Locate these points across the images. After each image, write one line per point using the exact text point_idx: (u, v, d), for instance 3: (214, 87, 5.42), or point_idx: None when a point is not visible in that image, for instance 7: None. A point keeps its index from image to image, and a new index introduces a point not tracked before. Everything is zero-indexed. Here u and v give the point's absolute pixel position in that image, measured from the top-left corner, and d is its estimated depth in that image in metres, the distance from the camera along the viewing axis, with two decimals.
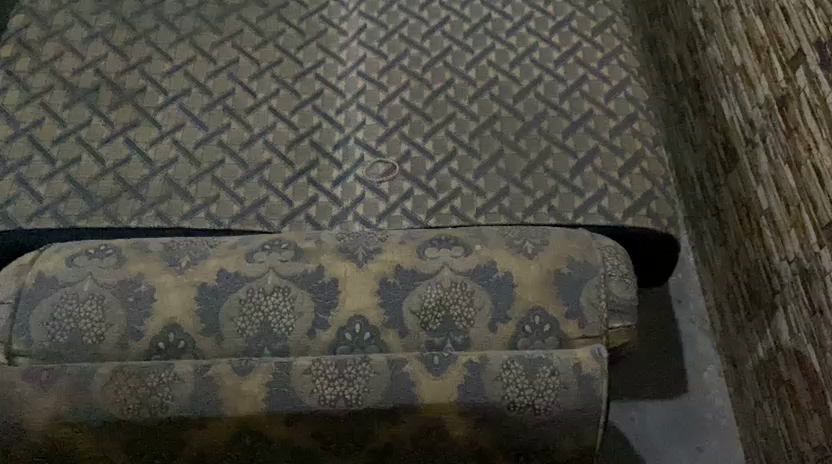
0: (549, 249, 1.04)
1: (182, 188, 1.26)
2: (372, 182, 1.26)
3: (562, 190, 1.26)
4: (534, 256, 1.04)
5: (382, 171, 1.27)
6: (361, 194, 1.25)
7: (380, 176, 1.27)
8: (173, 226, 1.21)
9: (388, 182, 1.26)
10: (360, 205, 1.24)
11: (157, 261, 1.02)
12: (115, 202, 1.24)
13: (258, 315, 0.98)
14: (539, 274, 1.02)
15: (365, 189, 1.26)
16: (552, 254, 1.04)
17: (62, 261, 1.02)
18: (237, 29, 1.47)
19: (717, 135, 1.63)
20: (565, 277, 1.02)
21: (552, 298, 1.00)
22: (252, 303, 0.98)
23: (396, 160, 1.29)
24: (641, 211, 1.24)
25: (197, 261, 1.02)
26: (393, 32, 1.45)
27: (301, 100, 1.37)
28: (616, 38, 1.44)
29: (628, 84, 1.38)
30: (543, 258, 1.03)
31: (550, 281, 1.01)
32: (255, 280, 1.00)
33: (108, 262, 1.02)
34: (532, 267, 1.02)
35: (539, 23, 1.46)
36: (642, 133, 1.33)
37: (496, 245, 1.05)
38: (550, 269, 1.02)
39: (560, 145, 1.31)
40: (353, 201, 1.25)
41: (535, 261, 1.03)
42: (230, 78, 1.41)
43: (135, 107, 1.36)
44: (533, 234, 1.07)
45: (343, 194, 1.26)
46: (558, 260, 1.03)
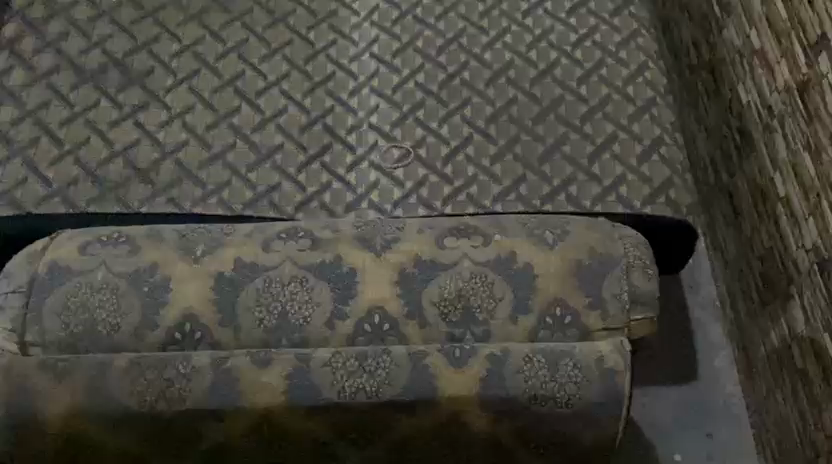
0: (569, 239, 1.03)
1: (193, 173, 1.24)
2: (386, 168, 1.24)
3: (580, 177, 1.24)
4: (554, 247, 1.02)
5: (396, 157, 1.25)
6: (375, 180, 1.23)
7: (395, 162, 1.25)
8: (185, 211, 1.19)
9: (403, 168, 1.24)
10: (375, 191, 1.22)
11: (173, 251, 1.00)
12: (125, 187, 1.22)
13: (276, 305, 0.96)
14: (559, 265, 1.00)
15: (380, 175, 1.24)
16: (573, 244, 1.02)
17: (75, 249, 1.00)
18: (247, 8, 1.44)
19: (731, 119, 1.61)
20: (586, 268, 1.00)
21: (573, 290, 0.99)
22: (269, 293, 0.97)
23: (411, 145, 1.27)
24: (660, 199, 1.23)
25: (213, 250, 1.00)
26: (406, 13, 1.42)
27: (313, 83, 1.35)
28: (634, 20, 1.41)
29: (647, 68, 1.36)
30: (563, 248, 1.02)
31: (571, 272, 1.00)
32: (272, 270, 0.98)
33: (122, 250, 1.00)
34: (552, 258, 1.01)
35: (556, 4, 1.43)
36: (661, 118, 1.31)
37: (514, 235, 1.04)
38: (570, 259, 1.01)
39: (577, 131, 1.28)
40: (368, 187, 1.23)
41: (556, 251, 1.01)
42: (240, 59, 1.38)
43: (144, 89, 1.33)
44: (551, 224, 1.06)
45: (357, 180, 1.23)
46: (579, 250, 1.01)
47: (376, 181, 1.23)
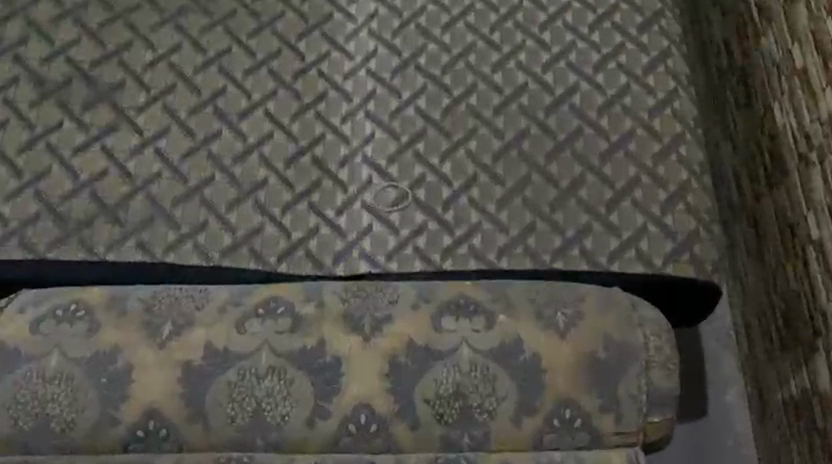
0: (583, 323, 0.92)
1: (165, 212, 1.11)
2: (380, 211, 1.12)
3: (596, 228, 1.11)
4: (565, 333, 0.91)
5: (392, 198, 1.12)
6: (368, 226, 1.11)
7: (390, 205, 1.12)
8: (155, 262, 1.07)
9: (400, 213, 1.11)
10: (366, 239, 1.10)
11: (136, 330, 0.89)
12: (90, 227, 1.10)
13: (250, 402, 0.86)
14: (571, 358, 0.90)
15: (373, 219, 1.11)
16: (586, 330, 0.91)
17: (27, 326, 0.89)
18: (230, 10, 1.28)
19: (764, 137, 1.45)
20: (601, 362, 0.89)
21: (586, 389, 0.89)
22: (242, 389, 0.87)
23: (410, 185, 1.13)
24: (684, 256, 1.10)
25: (181, 332, 0.89)
26: (409, 22, 1.26)
27: (302, 104, 1.20)
28: (665, 37, 1.25)
29: (676, 97, 1.21)
30: (576, 334, 0.91)
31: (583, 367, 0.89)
32: (248, 359, 0.88)
33: (79, 330, 0.89)
34: (563, 347, 0.90)
35: (577, 16, 1.27)
36: (689, 158, 1.17)
37: (522, 315, 0.93)
38: (584, 350, 0.90)
39: (596, 171, 1.15)
40: (359, 234, 1.10)
41: (567, 339, 0.91)
42: (221, 72, 1.23)
43: (113, 107, 1.19)
44: (563, 298, 0.94)
45: (348, 225, 1.11)
46: (594, 339, 0.91)
47: (368, 227, 1.11)
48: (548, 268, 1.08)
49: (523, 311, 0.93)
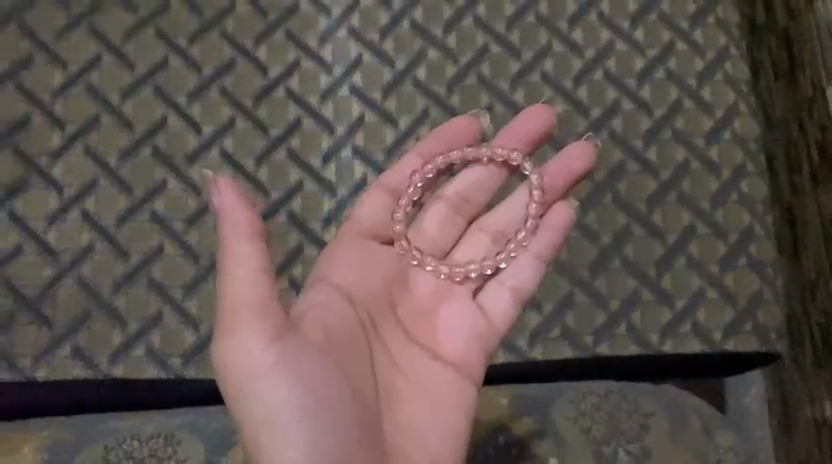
0: (370, 246, 0.79)
1: (105, 302, 0.87)
2: (479, 226, 0.86)
3: (646, 297, 0.92)
4: (367, 322, 0.74)
5: (502, 227, 0.85)
6: (447, 205, 0.85)
7: (497, 223, 0.85)
8: (100, 376, 0.84)
9: (493, 295, 0.80)
10: (422, 233, 0.84)
11: None
12: (8, 331, 0.85)
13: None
14: (385, 373, 0.73)
15: (454, 206, 0.85)
16: (375, 223, 0.81)
17: None
18: (162, 2, 0.96)
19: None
20: (450, 320, 0.78)
21: (432, 423, 0.74)
22: None
23: (559, 235, 0.82)
24: (747, 326, 0.93)
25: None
26: (401, 17, 0.98)
27: (269, 140, 0.93)
28: (722, 32, 1.00)
29: (736, 113, 0.98)
30: (426, 276, 0.80)
31: (444, 327, 0.78)
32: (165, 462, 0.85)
33: None
34: (381, 317, 0.75)
35: (615, 5, 1.00)
36: (752, 197, 0.96)
37: (283, 336, 0.64)
38: (488, 322, 0.79)
39: (643, 221, 0.94)
40: (419, 239, 0.83)
41: (379, 250, 0.79)
42: (158, 96, 0.93)
43: (19, 155, 0.90)
44: (541, 195, 0.83)
45: (404, 214, 0.83)
46: (443, 306, 0.79)
47: (442, 213, 0.85)
48: (589, 354, 0.89)
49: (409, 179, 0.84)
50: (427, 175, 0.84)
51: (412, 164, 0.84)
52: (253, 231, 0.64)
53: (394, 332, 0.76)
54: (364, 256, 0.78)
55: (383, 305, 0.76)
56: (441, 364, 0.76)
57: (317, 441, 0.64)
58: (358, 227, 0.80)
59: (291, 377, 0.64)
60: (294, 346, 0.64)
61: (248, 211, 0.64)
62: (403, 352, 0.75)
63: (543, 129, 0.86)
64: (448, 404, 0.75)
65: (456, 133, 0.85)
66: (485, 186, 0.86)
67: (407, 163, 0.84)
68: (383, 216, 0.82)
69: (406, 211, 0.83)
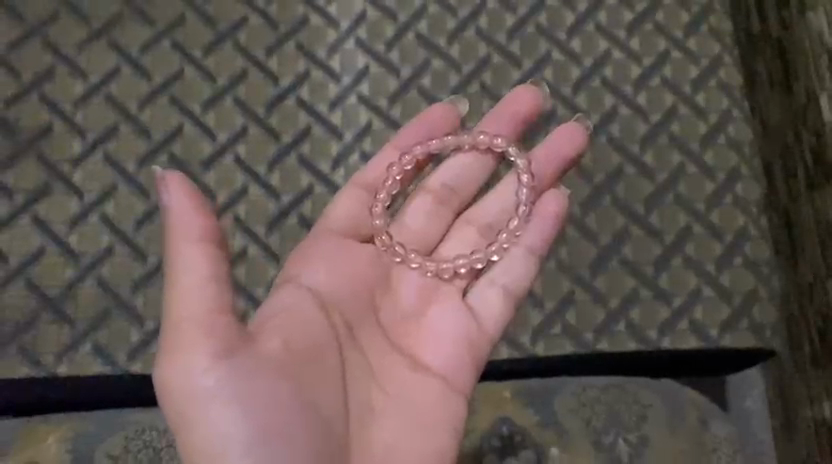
0: (348, 246, 0.79)
1: (124, 301, 0.91)
2: (467, 219, 0.88)
3: (645, 296, 0.95)
4: (343, 327, 0.72)
5: (490, 220, 0.87)
6: (432, 198, 0.87)
7: (485, 216, 0.87)
8: (119, 372, 0.88)
9: (484, 295, 0.81)
10: (405, 228, 0.85)
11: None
12: (32, 329, 0.89)
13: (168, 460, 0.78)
14: (360, 382, 0.72)
15: (438, 199, 0.87)
16: (353, 220, 0.82)
17: None
18: (177, 16, 1.00)
19: (811, 138, 0.93)
20: (433, 327, 0.78)
21: (405, 439, 0.72)
22: None
23: (554, 221, 0.83)
24: (742, 323, 0.96)
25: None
26: (406, 29, 1.02)
27: (280, 146, 0.97)
28: (715, 41, 1.04)
29: (729, 118, 1.02)
30: (411, 275, 0.81)
31: (427, 334, 0.78)
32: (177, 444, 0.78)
33: None
34: (359, 321, 0.74)
35: (612, 16, 1.04)
36: (746, 199, 0.99)
37: (233, 352, 0.63)
38: (474, 325, 0.79)
39: (641, 222, 0.97)
40: (403, 234, 0.85)
41: (359, 248, 0.79)
42: (175, 105, 0.98)
43: (41, 162, 0.94)
44: (531, 180, 0.87)
45: (382, 211, 0.84)
46: (431, 308, 0.80)
47: (426, 206, 0.87)
48: (590, 350, 0.92)
49: (386, 172, 0.86)
50: (405, 167, 0.86)
51: (390, 157, 0.86)
52: (204, 235, 0.64)
53: (372, 336, 0.75)
54: (343, 256, 0.77)
55: (360, 308, 0.75)
56: (422, 373, 0.75)
57: (265, 448, 0.63)
58: (337, 226, 0.80)
59: (241, 383, 0.63)
60: (247, 363, 0.64)
61: (199, 214, 0.64)
62: (384, 358, 0.75)
63: (527, 111, 0.90)
64: (422, 412, 0.74)
65: (438, 120, 0.87)
66: (469, 176, 0.89)
67: (386, 156, 0.86)
68: (363, 213, 0.83)
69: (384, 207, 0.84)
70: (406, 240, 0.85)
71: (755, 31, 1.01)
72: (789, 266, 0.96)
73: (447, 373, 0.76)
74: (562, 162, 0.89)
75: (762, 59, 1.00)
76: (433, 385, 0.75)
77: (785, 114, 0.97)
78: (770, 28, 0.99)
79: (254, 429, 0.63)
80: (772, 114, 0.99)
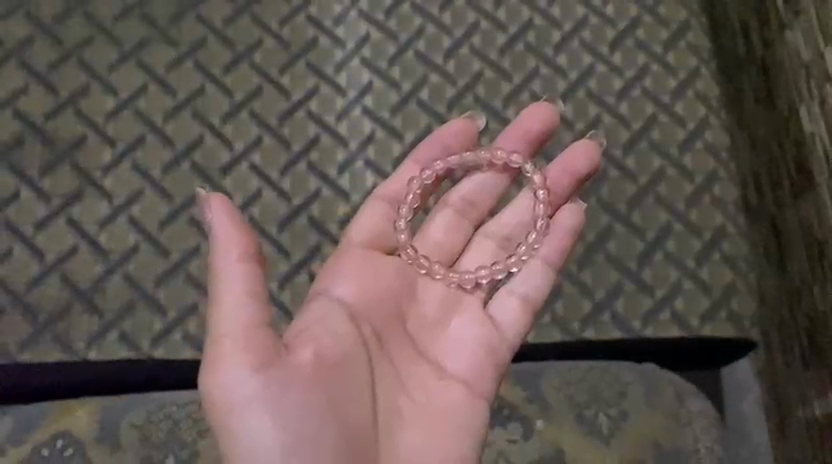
0: (379, 256, 0.80)
1: (148, 295, 0.99)
2: (487, 231, 0.88)
3: (629, 288, 1.02)
4: (371, 336, 0.74)
5: (508, 233, 0.88)
6: (453, 211, 0.88)
7: (504, 229, 0.88)
8: (143, 356, 0.96)
9: (503, 306, 0.81)
10: (427, 241, 0.86)
11: (100, 442, 0.83)
12: (65, 318, 0.98)
13: (187, 432, 0.84)
14: (388, 393, 0.73)
15: (459, 211, 0.88)
16: (380, 232, 0.83)
17: None
18: (198, 38, 1.11)
19: (791, 148, 0.94)
20: (457, 337, 0.78)
21: (433, 451, 0.73)
22: (185, 452, 0.83)
23: (571, 237, 0.84)
24: (722, 314, 1.02)
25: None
26: (406, 48, 1.11)
27: (291, 154, 1.07)
28: (692, 55, 1.12)
29: (707, 126, 1.09)
30: (435, 287, 0.81)
31: (452, 343, 0.78)
32: (194, 419, 0.85)
33: None
34: (388, 332, 0.75)
35: (596, 33, 1.13)
36: (723, 199, 1.06)
37: (264, 365, 0.67)
38: (497, 335, 0.79)
39: (624, 221, 1.05)
40: (425, 247, 0.85)
41: (385, 259, 0.80)
42: (196, 118, 1.07)
43: (75, 169, 1.04)
44: (547, 196, 0.87)
45: (406, 224, 0.84)
46: (455, 318, 0.80)
47: (447, 220, 0.87)
48: (577, 338, 1.00)
49: (407, 187, 0.87)
50: (426, 181, 0.87)
51: (410, 171, 0.87)
52: (241, 252, 0.68)
53: (402, 345, 0.76)
54: (372, 266, 0.78)
55: (390, 318, 0.76)
56: (449, 383, 0.76)
57: (290, 451, 0.66)
58: (361, 237, 0.81)
59: (269, 389, 0.66)
60: (278, 375, 0.67)
61: (237, 231, 0.69)
62: (410, 368, 0.76)
63: (541, 126, 0.90)
64: (449, 421, 0.74)
65: (456, 135, 0.88)
66: (488, 189, 0.89)
67: (407, 171, 0.87)
68: (386, 226, 0.83)
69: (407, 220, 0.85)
70: (428, 251, 0.85)
71: (727, 46, 1.09)
72: (778, 269, 0.98)
73: (473, 384, 0.76)
74: (576, 177, 0.89)
75: (747, 77, 1.04)
76: (459, 394, 0.75)
77: (769, 126, 0.99)
78: (755, 52, 1.02)
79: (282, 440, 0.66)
80: (758, 127, 1.02)
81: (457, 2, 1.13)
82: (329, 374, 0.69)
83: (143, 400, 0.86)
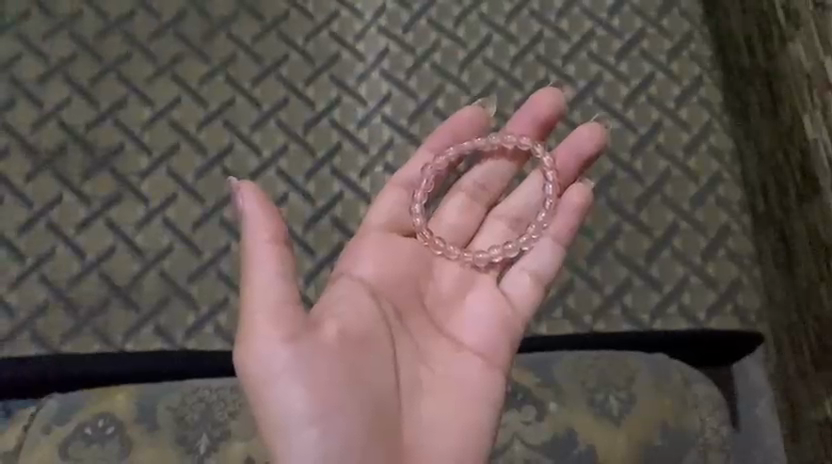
0: (395, 240, 0.87)
1: (182, 290, 1.06)
2: (498, 213, 0.96)
3: (637, 283, 1.07)
4: (391, 313, 0.80)
5: (518, 214, 0.95)
6: (465, 195, 0.95)
7: (514, 210, 0.96)
8: (177, 348, 1.03)
9: (516, 281, 0.88)
10: (442, 223, 0.93)
11: (138, 424, 0.89)
12: (104, 313, 1.04)
13: (218, 413, 0.90)
14: (408, 365, 0.80)
15: (471, 195, 0.95)
16: (395, 218, 0.89)
17: (55, 451, 0.88)
18: (229, 54, 1.18)
19: (796, 156, 1.00)
20: (471, 312, 0.85)
21: (452, 416, 0.80)
22: (219, 431, 0.89)
23: (578, 214, 0.91)
24: (728, 307, 1.07)
25: (217, 447, 0.88)
26: (423, 60, 1.18)
27: (316, 160, 1.13)
28: (695, 63, 1.18)
29: (711, 130, 1.15)
30: (450, 266, 0.88)
31: (467, 319, 0.85)
32: (226, 401, 0.90)
33: (111, 450, 0.87)
34: (406, 308, 0.82)
35: (602, 44, 1.19)
36: (728, 199, 1.11)
37: (298, 337, 0.72)
38: (511, 308, 0.86)
39: (632, 220, 1.10)
40: (440, 229, 0.93)
41: (402, 242, 0.87)
42: (226, 127, 1.14)
43: (114, 175, 1.11)
44: (555, 177, 0.94)
45: (421, 208, 0.91)
46: (468, 296, 0.87)
47: (460, 203, 0.95)
48: (588, 330, 1.04)
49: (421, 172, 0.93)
50: (439, 166, 0.93)
51: (424, 158, 0.93)
52: (273, 233, 0.73)
53: (419, 321, 0.83)
54: (389, 250, 0.85)
55: (407, 296, 0.83)
56: (465, 355, 0.82)
57: (323, 415, 0.71)
58: (379, 223, 0.88)
59: (302, 358, 0.71)
60: (309, 345, 0.72)
61: (267, 214, 0.73)
62: (428, 341, 0.82)
63: (549, 111, 0.96)
64: (465, 389, 0.81)
65: (469, 122, 0.94)
66: (498, 174, 0.97)
67: (421, 157, 0.94)
68: (403, 211, 0.90)
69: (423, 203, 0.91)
70: (442, 233, 0.93)
71: (731, 59, 1.15)
72: (786, 274, 1.02)
73: (488, 355, 0.83)
74: (584, 159, 0.96)
75: (753, 90, 1.09)
76: (475, 365, 0.82)
77: (774, 138, 1.05)
78: (758, 64, 1.08)
79: (315, 404, 0.71)
80: (764, 138, 1.07)
81: (471, 18, 1.20)
82: (356, 344, 0.75)
83: (179, 386, 0.92)
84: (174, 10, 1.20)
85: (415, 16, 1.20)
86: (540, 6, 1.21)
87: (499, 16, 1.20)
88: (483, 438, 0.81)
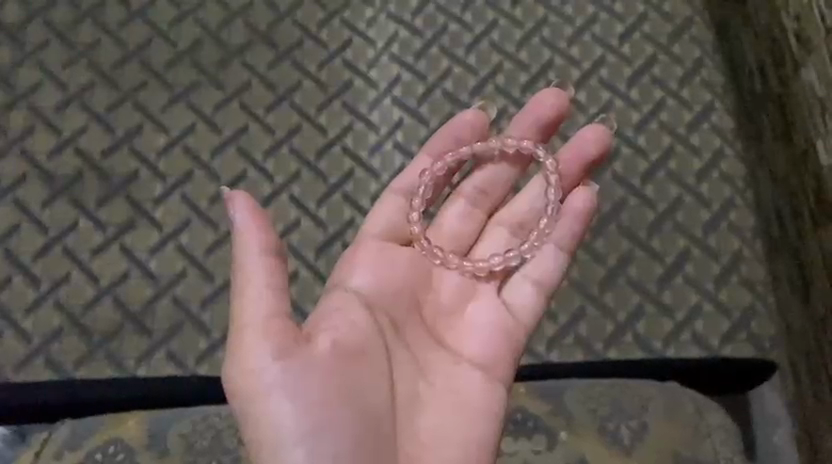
0: (395, 250, 0.87)
1: (194, 317, 1.06)
2: (499, 220, 0.97)
3: (649, 311, 1.06)
4: (388, 325, 0.81)
5: (521, 221, 0.96)
6: (466, 201, 0.96)
7: (516, 216, 0.97)
8: (188, 374, 1.03)
9: (516, 290, 0.89)
10: (442, 230, 0.95)
11: (148, 449, 0.89)
12: (117, 338, 1.05)
13: (229, 440, 0.90)
14: (406, 374, 0.80)
15: (471, 202, 0.96)
16: (393, 227, 0.90)
17: None
18: (243, 81, 1.20)
19: (811, 182, 0.99)
20: (472, 323, 0.86)
21: (448, 429, 0.80)
22: (230, 457, 0.89)
23: (582, 217, 0.92)
24: (741, 335, 1.05)
25: None
26: (434, 88, 1.19)
27: (328, 186, 1.14)
28: (706, 90, 1.18)
29: (722, 156, 1.14)
30: (451, 275, 0.89)
31: (466, 328, 0.86)
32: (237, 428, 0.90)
33: None
34: (404, 320, 0.83)
35: (613, 71, 1.19)
36: (740, 225, 1.11)
37: (293, 350, 0.73)
38: (511, 316, 0.87)
39: (644, 246, 1.09)
40: (440, 236, 0.94)
41: (400, 252, 0.87)
42: (240, 154, 1.16)
43: (129, 201, 1.12)
44: (559, 180, 0.96)
45: (418, 215, 0.92)
46: (469, 306, 0.88)
47: (461, 209, 0.96)
48: (601, 358, 1.04)
49: (420, 178, 0.94)
50: (437, 172, 0.95)
51: (423, 164, 0.95)
52: (266, 247, 0.75)
53: (418, 333, 0.83)
54: (389, 261, 0.86)
55: (406, 309, 0.83)
56: (464, 365, 0.83)
57: (314, 430, 0.72)
58: (377, 231, 0.89)
59: (293, 373, 0.72)
60: (300, 359, 0.73)
61: (260, 229, 0.75)
62: (426, 354, 0.83)
63: (553, 114, 0.99)
64: (462, 401, 0.81)
65: (467, 127, 0.97)
66: (500, 179, 0.98)
67: (421, 163, 0.95)
68: (402, 219, 0.91)
69: (419, 210, 0.93)
70: (443, 240, 0.94)
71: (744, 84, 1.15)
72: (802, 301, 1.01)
73: (487, 363, 0.84)
74: (586, 160, 0.98)
75: (766, 115, 1.09)
76: (472, 377, 0.83)
77: (788, 163, 1.04)
78: (772, 88, 1.08)
79: (306, 419, 0.72)
80: (778, 164, 1.07)
81: (482, 45, 1.22)
82: (350, 358, 0.76)
83: (190, 413, 0.92)
84: (189, 39, 1.22)
85: (427, 44, 1.22)
86: (550, 34, 1.22)
87: (509, 43, 1.21)
88: (483, 449, 0.80)
